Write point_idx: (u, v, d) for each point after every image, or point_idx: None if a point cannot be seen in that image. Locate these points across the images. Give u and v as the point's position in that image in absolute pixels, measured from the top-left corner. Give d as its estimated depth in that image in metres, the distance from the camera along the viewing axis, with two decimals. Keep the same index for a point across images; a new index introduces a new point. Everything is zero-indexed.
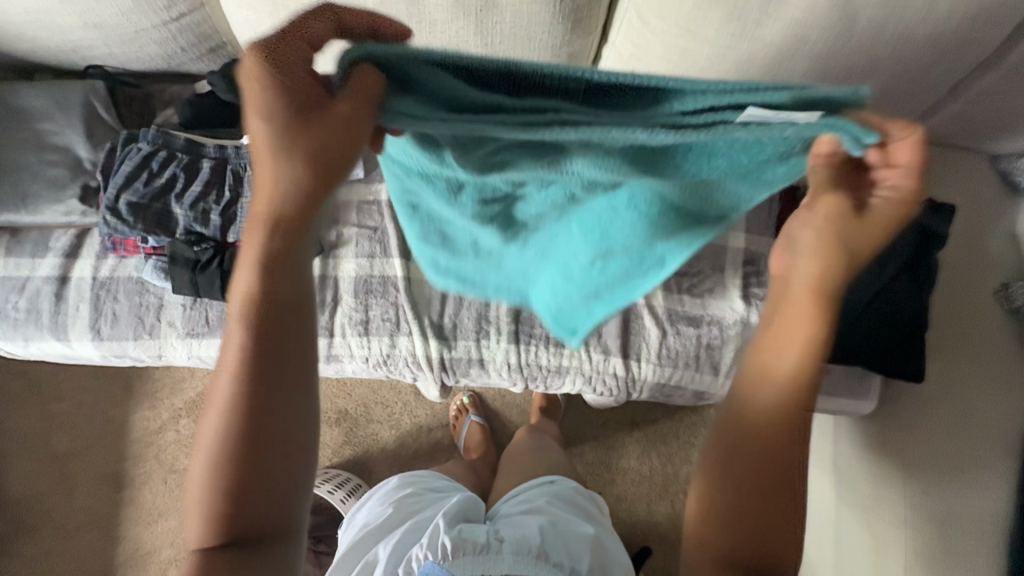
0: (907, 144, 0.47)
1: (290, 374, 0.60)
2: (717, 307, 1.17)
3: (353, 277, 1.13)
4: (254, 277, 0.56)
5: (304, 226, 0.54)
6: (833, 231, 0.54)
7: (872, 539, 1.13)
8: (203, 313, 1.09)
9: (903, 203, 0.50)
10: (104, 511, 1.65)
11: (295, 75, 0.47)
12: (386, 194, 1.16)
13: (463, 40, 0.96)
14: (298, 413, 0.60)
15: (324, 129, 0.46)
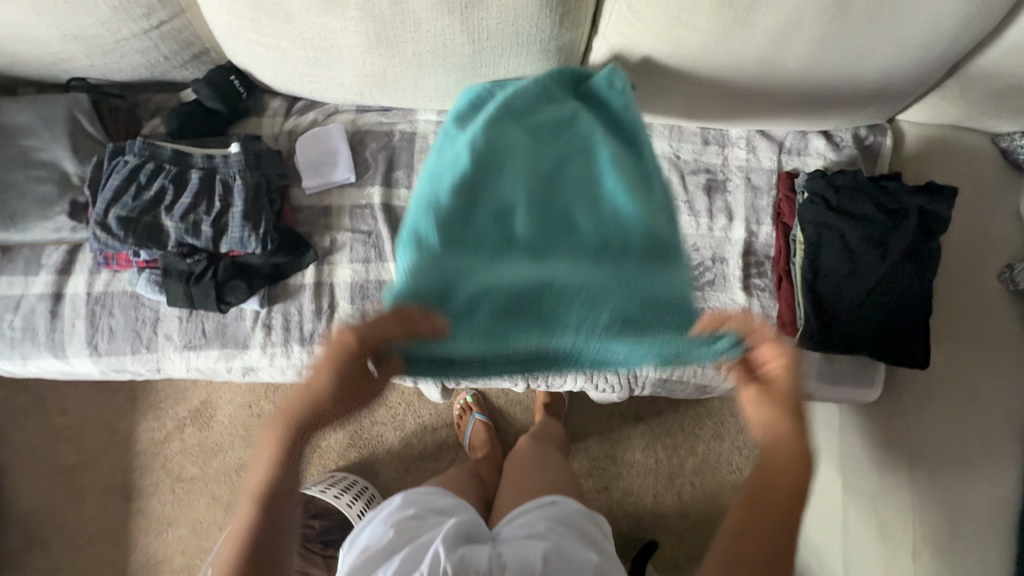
0: (781, 378, 0.65)
1: (268, 528, 0.68)
2: (717, 300, 1.17)
3: (349, 283, 1.12)
4: (273, 465, 0.65)
5: (312, 429, 0.63)
6: (766, 407, 0.66)
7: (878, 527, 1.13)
8: (200, 325, 1.09)
9: (788, 370, 0.65)
10: (113, 522, 1.66)
11: (350, 369, 0.61)
12: (379, 198, 1.15)
13: (450, 37, 0.94)
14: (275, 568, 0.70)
15: (377, 388, 0.64)
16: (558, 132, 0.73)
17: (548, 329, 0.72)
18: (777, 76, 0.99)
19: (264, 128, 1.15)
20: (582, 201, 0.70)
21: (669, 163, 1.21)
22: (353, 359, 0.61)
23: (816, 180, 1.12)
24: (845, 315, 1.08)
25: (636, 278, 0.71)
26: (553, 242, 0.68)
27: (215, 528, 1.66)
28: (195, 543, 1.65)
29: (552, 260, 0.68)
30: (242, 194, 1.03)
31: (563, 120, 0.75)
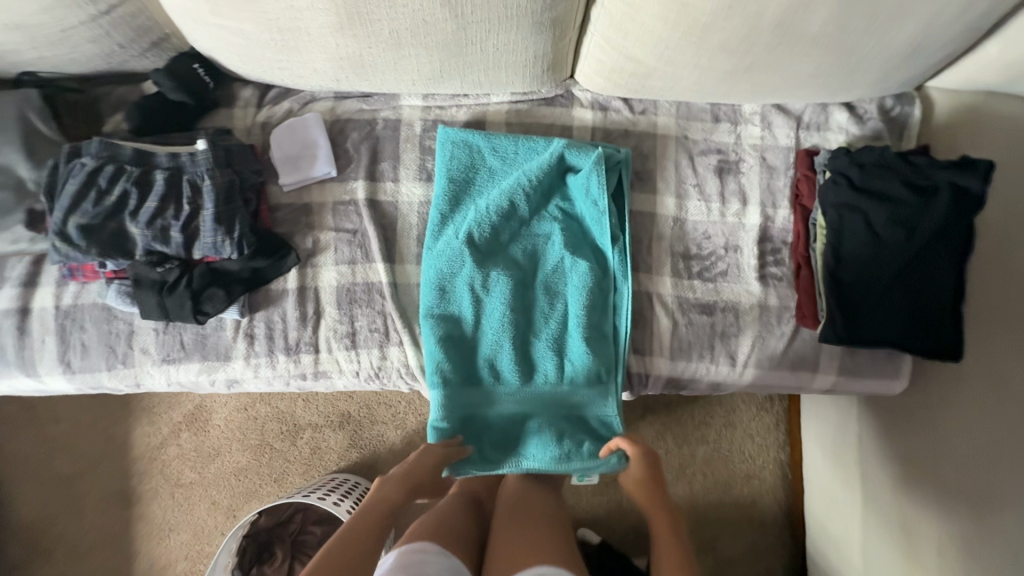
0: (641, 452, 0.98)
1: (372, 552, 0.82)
2: (731, 291, 1.09)
3: (335, 287, 1.04)
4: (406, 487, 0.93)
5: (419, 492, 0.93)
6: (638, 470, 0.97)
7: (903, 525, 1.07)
8: (176, 336, 1.02)
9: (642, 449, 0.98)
10: (114, 530, 1.63)
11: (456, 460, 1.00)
12: (363, 192, 1.06)
13: (430, 12, 0.83)
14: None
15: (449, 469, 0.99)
16: (534, 246, 1.05)
17: (518, 462, 1.02)
18: (798, 43, 0.89)
19: (234, 120, 1.06)
20: (549, 304, 1.03)
21: (677, 143, 1.11)
22: (433, 467, 0.96)
23: (839, 159, 1.03)
24: (872, 305, 0.99)
25: (573, 401, 1.03)
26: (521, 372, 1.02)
27: (217, 533, 1.63)
28: (199, 548, 1.62)
29: (521, 355, 1.02)
30: (212, 196, 0.94)
31: (540, 236, 1.05)
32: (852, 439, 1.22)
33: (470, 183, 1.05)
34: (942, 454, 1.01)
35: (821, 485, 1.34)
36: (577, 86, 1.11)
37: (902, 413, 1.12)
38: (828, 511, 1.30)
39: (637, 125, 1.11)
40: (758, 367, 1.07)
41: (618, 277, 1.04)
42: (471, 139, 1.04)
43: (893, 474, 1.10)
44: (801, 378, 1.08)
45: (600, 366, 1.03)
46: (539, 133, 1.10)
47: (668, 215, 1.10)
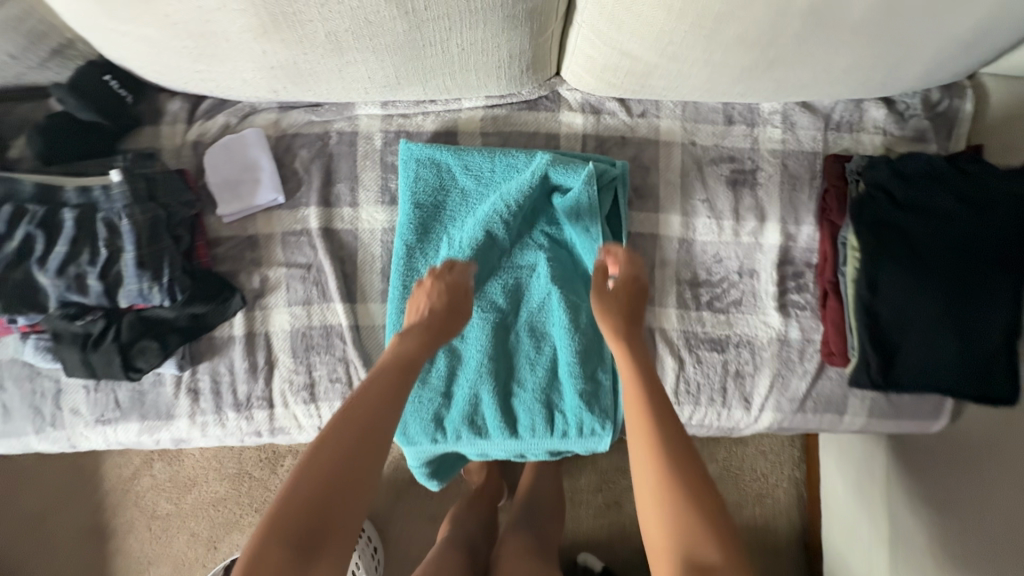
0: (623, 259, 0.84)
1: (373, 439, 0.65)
2: (745, 324, 0.94)
3: (289, 331, 0.91)
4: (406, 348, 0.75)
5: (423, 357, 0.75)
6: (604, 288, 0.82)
7: None
8: (110, 394, 0.89)
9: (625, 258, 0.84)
10: (90, 566, 1.55)
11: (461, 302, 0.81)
12: (317, 220, 0.91)
13: (372, 9, 0.66)
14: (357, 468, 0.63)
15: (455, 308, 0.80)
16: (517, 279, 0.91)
17: None
18: (834, 32, 0.71)
19: (162, 139, 0.90)
20: (535, 347, 0.90)
21: (683, 151, 0.95)
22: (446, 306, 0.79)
23: (879, 169, 0.86)
24: (915, 343, 0.84)
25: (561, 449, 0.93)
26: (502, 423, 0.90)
27: (198, 565, 1.54)
28: None
29: (505, 407, 0.90)
30: (132, 236, 0.80)
31: (524, 267, 0.91)
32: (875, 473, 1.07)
33: (441, 210, 0.90)
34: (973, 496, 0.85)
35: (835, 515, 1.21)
36: (564, 86, 0.94)
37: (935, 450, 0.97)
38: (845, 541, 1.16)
39: (636, 131, 0.95)
40: (778, 411, 0.94)
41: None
42: (439, 157, 0.89)
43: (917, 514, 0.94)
44: (826, 421, 0.95)
45: (597, 416, 0.89)
46: (520, 143, 0.94)
47: (672, 235, 0.95)
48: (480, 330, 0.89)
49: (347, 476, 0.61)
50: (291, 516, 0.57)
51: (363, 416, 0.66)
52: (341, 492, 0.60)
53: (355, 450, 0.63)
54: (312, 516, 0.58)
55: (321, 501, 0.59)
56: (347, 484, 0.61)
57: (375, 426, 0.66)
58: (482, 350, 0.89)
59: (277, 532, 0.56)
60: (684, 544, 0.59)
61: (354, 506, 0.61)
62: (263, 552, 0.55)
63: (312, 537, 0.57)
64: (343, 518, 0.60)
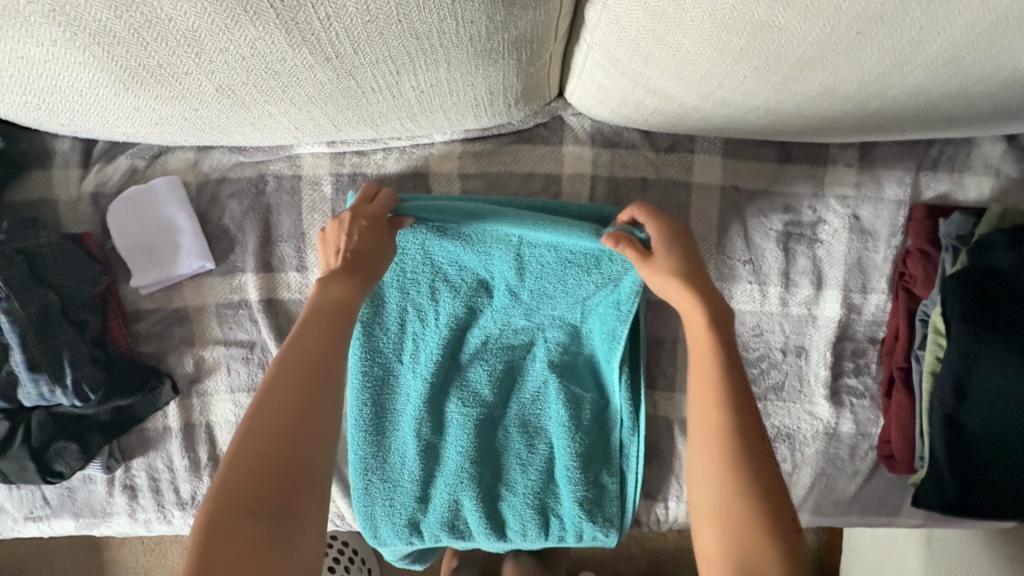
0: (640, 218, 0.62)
1: (327, 392, 0.53)
2: (786, 413, 0.77)
3: (233, 422, 0.76)
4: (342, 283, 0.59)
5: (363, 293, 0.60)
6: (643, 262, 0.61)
7: None
8: (35, 491, 0.77)
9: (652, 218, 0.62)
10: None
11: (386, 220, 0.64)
12: (256, 290, 0.73)
13: (275, 57, 0.45)
14: (305, 425, 0.51)
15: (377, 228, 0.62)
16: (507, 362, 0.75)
17: None
18: (966, 66, 0.48)
19: (54, 189, 0.71)
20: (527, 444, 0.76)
21: (723, 198, 0.73)
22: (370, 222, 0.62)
23: (999, 253, 0.64)
24: (999, 466, 0.66)
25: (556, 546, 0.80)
26: (487, 526, 0.76)
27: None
28: None
29: (492, 511, 0.77)
30: (16, 335, 0.63)
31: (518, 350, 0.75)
32: (910, 550, 0.93)
33: (409, 284, 0.72)
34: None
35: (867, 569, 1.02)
36: (568, 110, 0.71)
37: (995, 552, 0.80)
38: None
39: (662, 171, 0.72)
40: (816, 513, 0.79)
41: (626, 408, 0.75)
42: None
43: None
44: (874, 522, 0.79)
45: (599, 526, 0.76)
46: (511, 187, 0.73)
47: None
48: (462, 418, 0.75)
49: (303, 437, 0.50)
50: (246, 491, 0.47)
51: (302, 368, 0.53)
52: (297, 454, 0.50)
53: (299, 411, 0.51)
54: (273, 482, 0.48)
55: (272, 471, 0.48)
56: (302, 444, 0.50)
57: (321, 376, 0.53)
58: (466, 448, 0.75)
59: (237, 511, 0.46)
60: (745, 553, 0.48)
61: (322, 461, 0.51)
62: (225, 535, 0.45)
63: (282, 508, 0.47)
64: (312, 480, 0.50)
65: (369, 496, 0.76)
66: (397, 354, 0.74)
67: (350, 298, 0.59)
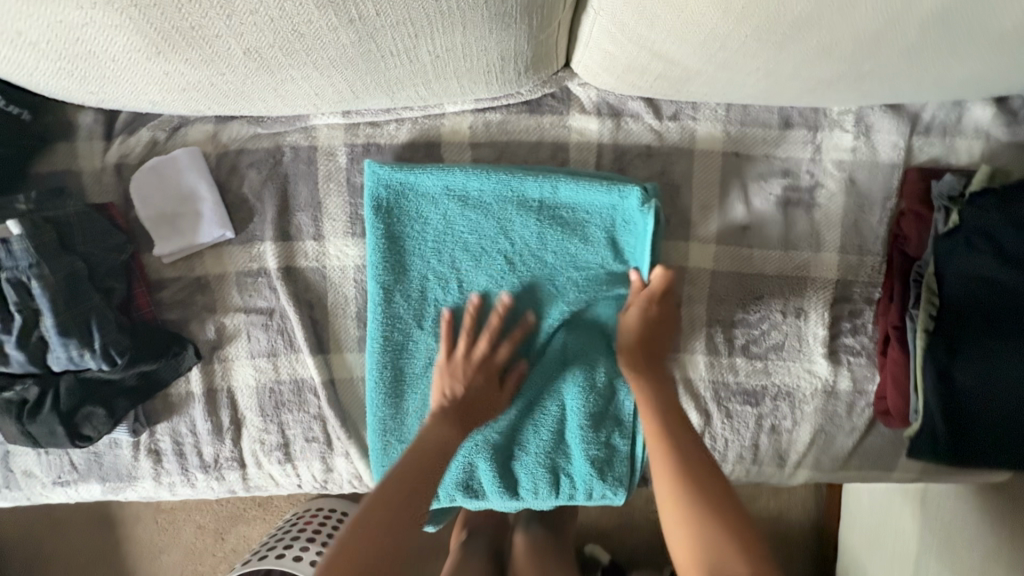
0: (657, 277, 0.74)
1: (414, 524, 0.65)
2: (786, 371, 0.80)
3: (254, 387, 0.79)
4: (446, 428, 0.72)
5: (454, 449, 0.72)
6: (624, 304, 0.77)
7: None
8: (63, 457, 0.80)
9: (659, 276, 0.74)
10: (100, 552, 1.49)
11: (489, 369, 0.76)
12: (275, 258, 0.76)
13: (304, 20, 0.48)
14: (395, 540, 0.62)
15: (484, 386, 0.75)
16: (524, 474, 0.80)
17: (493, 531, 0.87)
18: (955, 26, 0.51)
19: (79, 161, 0.73)
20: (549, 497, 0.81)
21: (724, 164, 0.76)
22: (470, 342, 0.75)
23: (989, 212, 0.67)
24: (989, 417, 0.69)
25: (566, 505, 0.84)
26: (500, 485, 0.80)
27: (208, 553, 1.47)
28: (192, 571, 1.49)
29: (505, 475, 0.80)
30: (47, 302, 0.66)
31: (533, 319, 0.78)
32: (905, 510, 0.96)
33: (432, 251, 0.76)
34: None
35: (865, 531, 1.06)
36: (575, 80, 0.74)
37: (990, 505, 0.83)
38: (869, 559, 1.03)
39: (664, 139, 0.75)
40: (815, 469, 0.82)
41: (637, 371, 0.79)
42: (421, 189, 0.74)
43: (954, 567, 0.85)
44: (871, 478, 0.83)
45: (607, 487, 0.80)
46: (519, 156, 0.76)
47: (704, 267, 0.79)
48: None
49: (385, 549, 0.61)
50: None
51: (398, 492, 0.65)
52: (376, 559, 0.60)
53: (388, 528, 0.62)
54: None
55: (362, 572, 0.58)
56: (384, 553, 0.61)
57: (409, 503, 0.65)
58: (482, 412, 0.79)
59: None
60: (711, 556, 0.59)
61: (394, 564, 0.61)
62: None
63: None
64: None
65: (388, 456, 0.78)
66: (416, 320, 0.77)
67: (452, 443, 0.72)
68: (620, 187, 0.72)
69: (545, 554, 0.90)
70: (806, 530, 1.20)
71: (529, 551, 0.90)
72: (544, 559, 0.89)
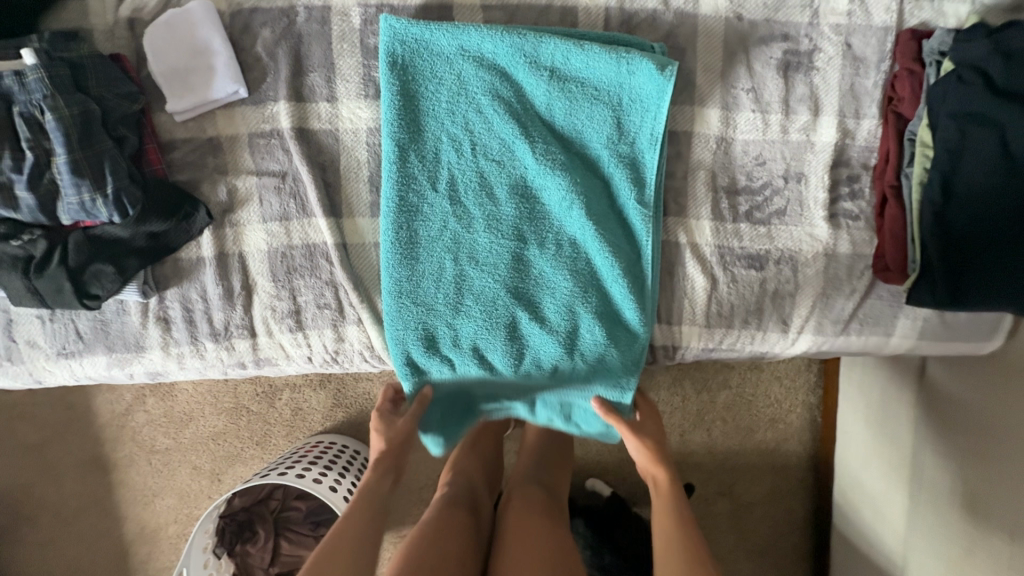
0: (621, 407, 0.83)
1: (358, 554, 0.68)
2: (788, 236, 0.82)
3: (265, 252, 0.79)
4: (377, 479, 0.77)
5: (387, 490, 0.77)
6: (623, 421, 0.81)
7: (881, 495, 1.01)
8: (69, 325, 0.79)
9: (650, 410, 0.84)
10: (96, 494, 1.40)
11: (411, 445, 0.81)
12: (288, 118, 0.77)
13: None
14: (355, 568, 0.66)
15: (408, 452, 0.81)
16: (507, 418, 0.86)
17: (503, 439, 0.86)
18: None
19: (90, 18, 0.74)
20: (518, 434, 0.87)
21: (727, 27, 0.79)
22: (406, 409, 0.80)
23: (978, 50, 0.71)
24: (984, 259, 0.72)
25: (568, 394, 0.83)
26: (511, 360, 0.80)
27: (204, 496, 1.40)
28: (189, 512, 1.41)
29: (520, 351, 0.80)
30: (61, 135, 0.66)
31: (546, 189, 0.78)
32: (904, 394, 0.98)
33: (446, 111, 0.76)
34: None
35: (858, 432, 1.08)
36: None
37: (991, 371, 0.86)
38: (866, 464, 1.06)
39: (669, 3, 0.78)
40: (818, 334, 0.84)
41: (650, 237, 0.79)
42: (435, 47, 0.75)
43: (957, 439, 0.86)
44: (872, 343, 0.85)
45: (617, 366, 0.81)
46: (529, 20, 0.78)
47: (708, 133, 0.81)
48: (493, 249, 0.78)
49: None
50: None
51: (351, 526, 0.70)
52: None
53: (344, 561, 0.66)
54: None
55: None
56: None
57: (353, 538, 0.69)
58: (496, 282, 0.78)
59: None
60: None
61: None
62: None
63: None
64: None
65: (403, 319, 0.78)
66: (430, 183, 0.77)
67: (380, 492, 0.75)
68: (628, 58, 0.74)
69: (546, 509, 0.86)
70: (806, 437, 1.23)
71: (524, 504, 0.86)
72: (541, 512, 0.85)
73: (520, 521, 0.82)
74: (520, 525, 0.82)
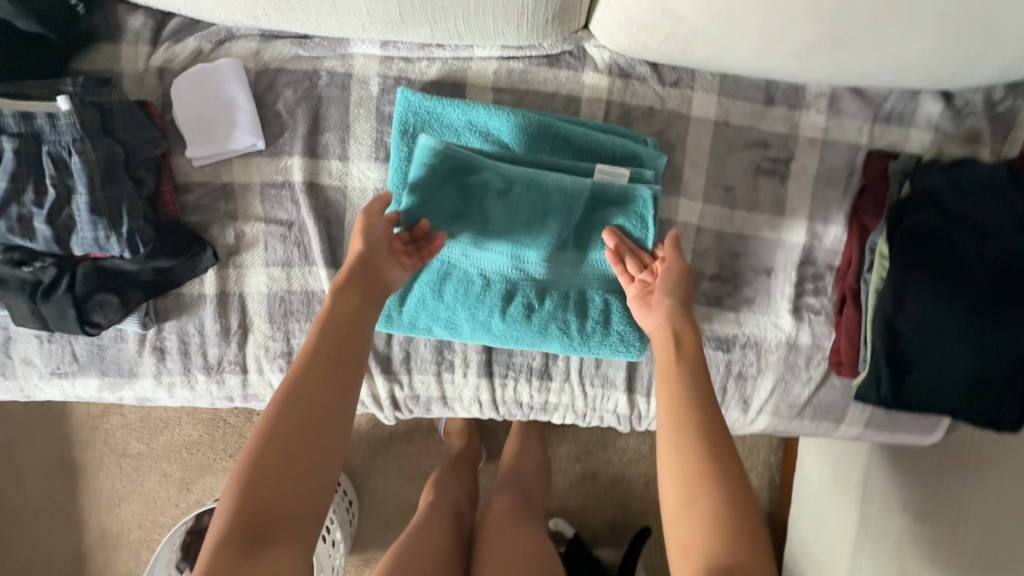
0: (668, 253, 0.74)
1: (335, 402, 0.59)
2: (755, 324, 0.89)
3: (265, 294, 0.83)
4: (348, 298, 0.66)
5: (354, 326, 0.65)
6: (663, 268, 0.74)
7: (825, 564, 1.07)
8: (66, 346, 0.82)
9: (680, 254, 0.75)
10: (61, 495, 1.40)
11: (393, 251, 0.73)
12: (301, 171, 0.81)
13: None
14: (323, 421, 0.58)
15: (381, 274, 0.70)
16: None
17: None
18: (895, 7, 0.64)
19: (121, 62, 0.78)
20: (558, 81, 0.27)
21: (715, 130, 0.86)
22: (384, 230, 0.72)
23: (933, 177, 0.79)
24: (926, 370, 0.79)
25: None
26: None
27: (171, 505, 1.41)
28: (153, 519, 1.41)
29: None
30: (84, 177, 0.70)
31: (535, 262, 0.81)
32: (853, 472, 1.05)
33: None
34: (960, 520, 0.83)
35: (813, 504, 1.14)
36: (591, 42, 0.83)
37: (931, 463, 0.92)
38: (815, 533, 1.11)
39: (665, 103, 0.85)
40: (775, 416, 0.91)
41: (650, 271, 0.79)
42: (445, 119, 0.79)
43: (905, 527, 0.92)
44: (821, 428, 0.92)
45: None
46: (535, 104, 0.84)
47: (690, 223, 0.88)
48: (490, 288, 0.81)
49: (307, 435, 0.56)
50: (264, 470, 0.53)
51: (327, 354, 0.62)
52: (300, 474, 0.55)
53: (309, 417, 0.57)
54: (287, 469, 0.54)
55: (287, 465, 0.54)
56: (303, 466, 0.55)
57: (329, 360, 0.61)
58: (491, 312, 0.81)
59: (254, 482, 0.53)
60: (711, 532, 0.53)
61: (310, 483, 0.55)
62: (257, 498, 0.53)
63: (283, 481, 0.54)
64: (303, 497, 0.55)
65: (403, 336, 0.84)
66: None
67: (354, 308, 0.66)
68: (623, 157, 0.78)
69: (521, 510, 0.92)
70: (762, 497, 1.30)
71: (504, 508, 0.91)
72: (518, 517, 0.89)
73: (497, 523, 0.87)
74: (496, 527, 0.86)
